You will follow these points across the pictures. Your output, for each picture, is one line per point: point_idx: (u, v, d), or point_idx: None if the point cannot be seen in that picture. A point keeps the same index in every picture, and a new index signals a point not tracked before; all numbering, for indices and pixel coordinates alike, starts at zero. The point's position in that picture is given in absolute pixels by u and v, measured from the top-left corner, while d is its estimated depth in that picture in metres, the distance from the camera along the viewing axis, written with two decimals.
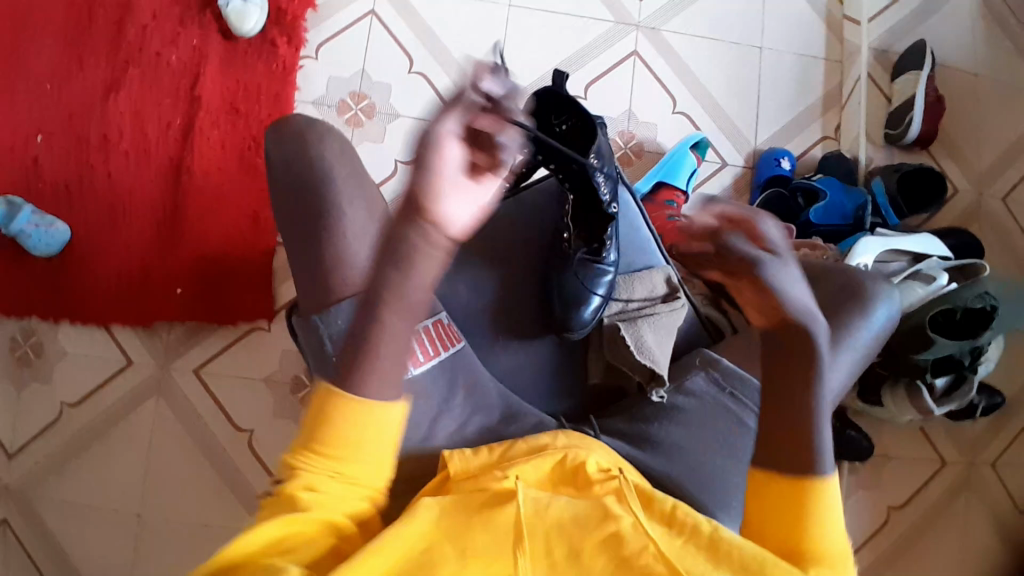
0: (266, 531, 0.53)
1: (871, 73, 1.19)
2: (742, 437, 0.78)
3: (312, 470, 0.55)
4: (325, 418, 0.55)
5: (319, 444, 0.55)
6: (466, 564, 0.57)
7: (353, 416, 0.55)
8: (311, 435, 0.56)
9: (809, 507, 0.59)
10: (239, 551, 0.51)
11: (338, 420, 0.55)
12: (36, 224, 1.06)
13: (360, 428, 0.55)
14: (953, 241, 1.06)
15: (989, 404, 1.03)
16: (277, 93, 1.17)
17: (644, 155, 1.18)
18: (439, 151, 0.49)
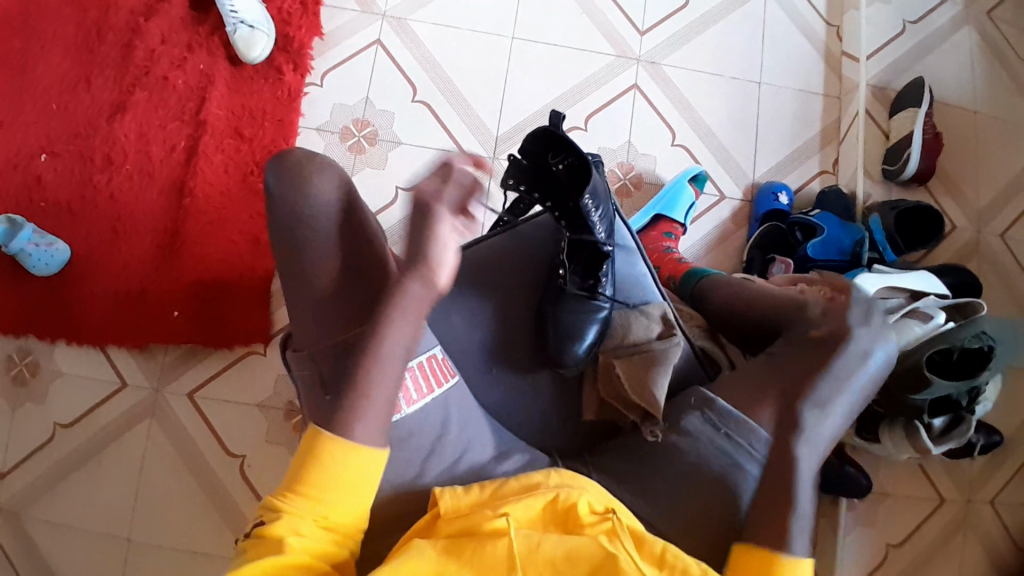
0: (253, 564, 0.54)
1: (869, 109, 1.20)
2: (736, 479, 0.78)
3: (293, 508, 0.59)
4: (309, 457, 0.61)
5: (303, 483, 0.60)
6: None
7: (333, 456, 0.60)
8: (294, 476, 0.61)
9: None
10: None
11: (322, 460, 0.60)
12: (36, 244, 1.07)
13: (341, 468, 0.60)
14: (951, 278, 1.06)
15: (988, 442, 1.02)
16: (281, 118, 1.18)
17: (643, 187, 1.19)
18: (437, 232, 0.59)
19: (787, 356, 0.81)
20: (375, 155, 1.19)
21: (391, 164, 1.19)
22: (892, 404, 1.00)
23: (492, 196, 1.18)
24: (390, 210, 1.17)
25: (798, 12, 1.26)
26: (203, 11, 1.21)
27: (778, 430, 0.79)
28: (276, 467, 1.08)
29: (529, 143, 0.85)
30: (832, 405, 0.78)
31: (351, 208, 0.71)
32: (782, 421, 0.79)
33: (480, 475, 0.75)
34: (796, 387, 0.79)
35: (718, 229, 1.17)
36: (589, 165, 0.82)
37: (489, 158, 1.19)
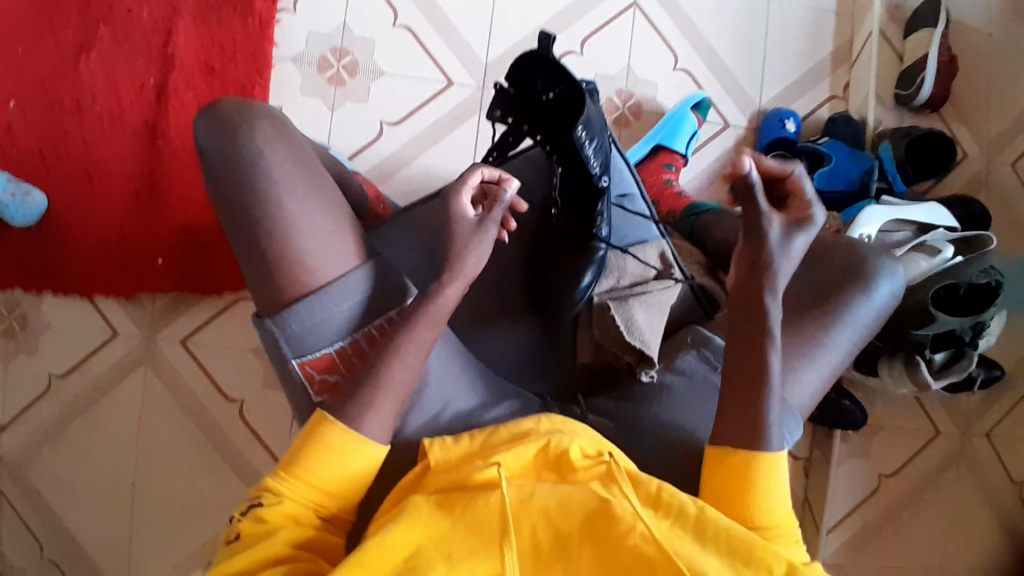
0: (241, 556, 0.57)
1: (885, 30, 1.11)
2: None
3: (293, 494, 0.61)
4: (312, 446, 0.62)
5: (303, 471, 0.61)
6: (454, 567, 0.55)
7: (338, 448, 0.62)
8: (294, 462, 0.62)
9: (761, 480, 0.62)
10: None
11: (323, 451, 0.62)
12: (12, 194, 1.03)
13: (345, 462, 0.62)
14: (960, 211, 1.02)
15: (988, 377, 1.02)
16: (253, 50, 1.10)
17: (643, 116, 1.12)
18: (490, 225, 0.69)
19: (792, 296, 0.80)
20: (357, 87, 1.12)
21: (374, 97, 1.12)
22: (895, 338, 0.98)
23: (482, 130, 1.12)
24: (375, 147, 1.11)
25: None
26: None
27: (775, 368, 0.75)
28: (275, 414, 1.09)
29: (514, 71, 0.78)
30: (833, 340, 0.77)
31: (309, 178, 0.67)
32: (779, 357, 0.75)
33: (468, 424, 0.73)
34: (797, 326, 0.77)
35: (722, 159, 1.12)
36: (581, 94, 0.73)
37: (478, 88, 1.13)
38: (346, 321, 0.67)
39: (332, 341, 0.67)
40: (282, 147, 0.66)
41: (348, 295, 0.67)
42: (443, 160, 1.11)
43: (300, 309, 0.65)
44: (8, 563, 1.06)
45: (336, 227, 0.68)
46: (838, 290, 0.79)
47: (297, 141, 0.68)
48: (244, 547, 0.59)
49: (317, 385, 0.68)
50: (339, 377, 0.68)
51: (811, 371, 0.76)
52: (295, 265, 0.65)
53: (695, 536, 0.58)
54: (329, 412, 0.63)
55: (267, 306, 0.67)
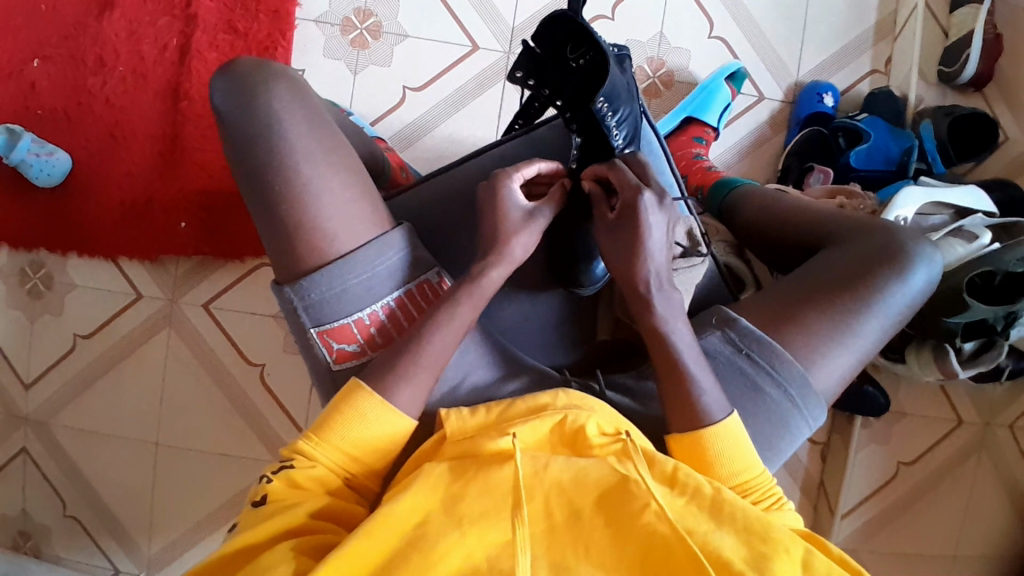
0: (278, 521, 0.57)
1: (928, 3, 1.05)
2: (755, 401, 0.74)
3: (324, 458, 0.62)
4: (346, 412, 0.62)
5: (336, 436, 0.62)
6: (465, 532, 0.55)
7: (374, 418, 0.62)
8: (327, 426, 0.62)
9: (711, 450, 0.64)
10: (257, 537, 0.56)
11: (356, 418, 0.62)
12: (36, 154, 1.02)
13: (379, 430, 0.63)
14: (1000, 195, 0.98)
15: (1016, 368, 0.98)
16: (276, 10, 1.08)
17: (674, 86, 1.08)
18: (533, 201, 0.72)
19: (823, 275, 0.78)
20: (380, 50, 1.09)
21: (397, 61, 1.09)
22: (925, 324, 0.96)
23: (506, 97, 1.09)
24: (396, 114, 1.09)
25: None
26: None
27: (803, 351, 0.74)
28: (294, 380, 1.10)
29: (542, 30, 0.71)
30: (863, 325, 0.75)
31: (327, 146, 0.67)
32: (807, 340, 0.74)
33: (485, 397, 0.73)
34: (827, 308, 0.75)
35: (754, 133, 1.08)
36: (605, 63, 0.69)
37: (504, 54, 1.09)
38: (365, 291, 0.66)
39: (354, 311, 0.66)
40: (302, 124, 0.65)
41: (368, 265, 0.66)
42: (467, 128, 1.09)
43: (319, 277, 0.64)
44: (38, 515, 1.10)
45: (354, 198, 0.67)
46: (873, 273, 0.76)
47: (310, 103, 0.67)
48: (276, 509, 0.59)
49: (336, 354, 0.67)
50: (359, 347, 0.67)
51: (837, 356, 0.74)
52: (315, 243, 0.65)
53: (711, 515, 0.58)
54: (364, 381, 0.63)
55: (285, 284, 0.66)
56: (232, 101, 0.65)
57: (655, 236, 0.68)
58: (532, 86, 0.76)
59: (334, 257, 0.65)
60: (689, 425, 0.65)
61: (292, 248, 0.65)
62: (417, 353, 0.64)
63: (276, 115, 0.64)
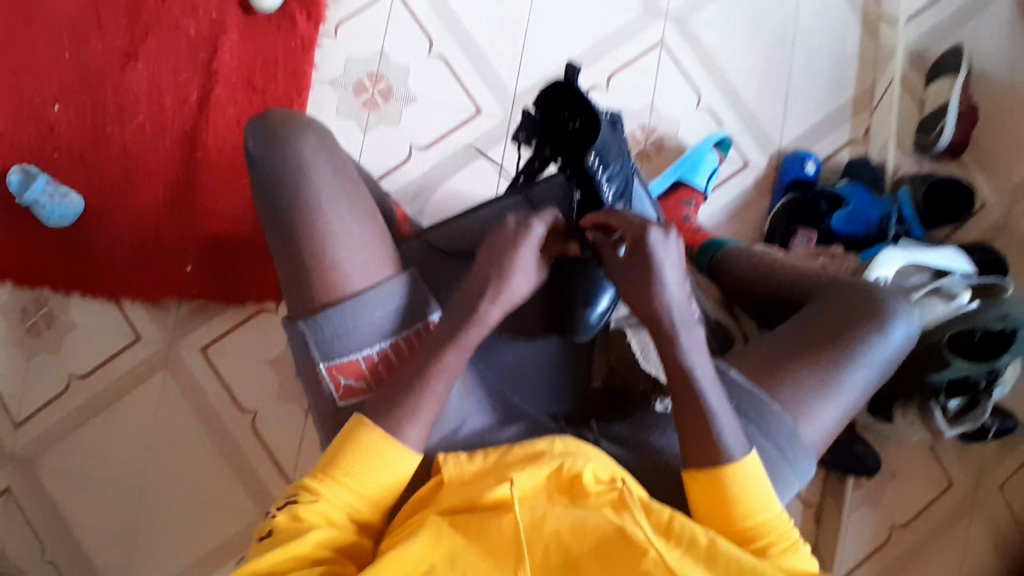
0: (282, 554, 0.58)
1: (905, 77, 1.15)
2: None
3: (331, 495, 0.63)
4: (352, 449, 0.64)
5: (341, 472, 0.64)
6: None
7: (382, 455, 0.64)
8: (333, 462, 0.64)
9: (727, 489, 0.64)
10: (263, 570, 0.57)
11: (362, 458, 0.64)
12: (50, 196, 1.06)
13: (382, 466, 0.64)
14: (978, 258, 1.03)
15: (1001, 428, 1.00)
16: (294, 70, 1.15)
17: (665, 152, 1.15)
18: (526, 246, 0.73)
19: (807, 330, 0.80)
20: (389, 111, 1.16)
21: (405, 121, 1.16)
22: (908, 381, 0.97)
23: (507, 159, 1.15)
24: (403, 169, 1.14)
25: None
26: None
27: (791, 402, 0.76)
28: (286, 426, 1.09)
29: (545, 98, 0.79)
30: (848, 379, 0.77)
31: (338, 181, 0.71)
32: (795, 392, 0.76)
33: (482, 442, 0.74)
34: (813, 363, 0.77)
35: (741, 197, 1.14)
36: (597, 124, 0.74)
37: (505, 117, 1.16)
38: (376, 329, 0.69)
39: (362, 349, 0.69)
40: (306, 161, 0.69)
41: (379, 304, 0.68)
42: (469, 185, 1.14)
43: (334, 316, 0.67)
44: (12, 560, 1.06)
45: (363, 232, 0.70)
46: (851, 327, 0.79)
47: (327, 147, 0.72)
48: (274, 542, 0.60)
49: (342, 390, 0.70)
50: (366, 383, 0.70)
51: (823, 408, 0.76)
52: (322, 273, 0.68)
53: (707, 566, 0.59)
54: (368, 420, 0.65)
55: (298, 317, 0.69)
56: (260, 140, 0.71)
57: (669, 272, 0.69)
58: (534, 145, 0.84)
59: (346, 296, 0.68)
60: (712, 463, 0.65)
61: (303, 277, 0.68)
62: (429, 376, 0.67)
63: (297, 153, 0.69)
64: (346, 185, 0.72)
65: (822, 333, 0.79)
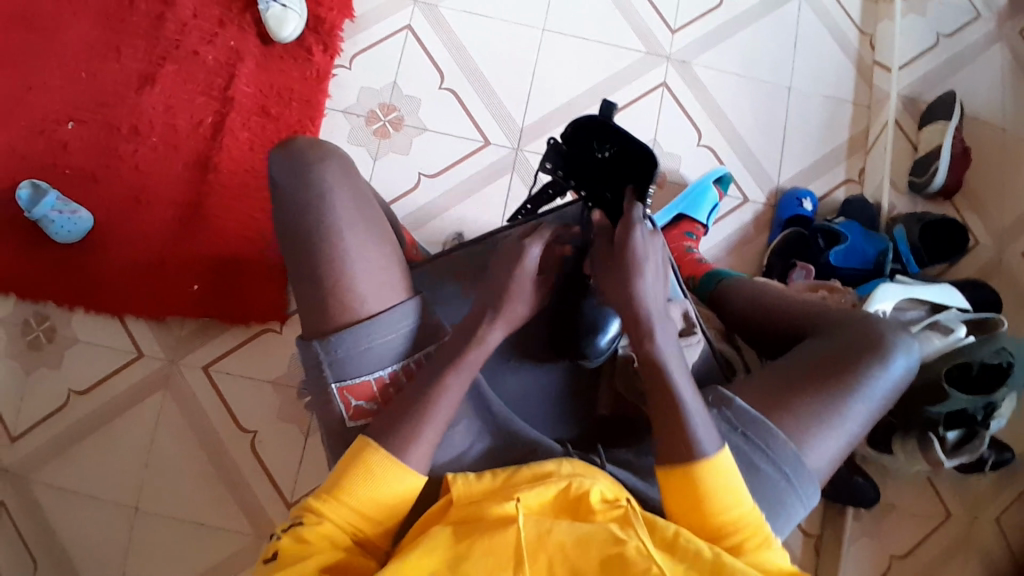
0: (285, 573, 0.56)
1: (899, 121, 1.20)
2: (750, 479, 0.74)
3: (334, 516, 0.61)
4: (357, 469, 0.63)
5: (346, 492, 0.62)
6: None
7: (386, 473, 0.63)
8: (337, 484, 0.63)
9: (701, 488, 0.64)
10: None
11: (369, 475, 0.63)
12: (60, 211, 1.07)
13: (388, 482, 0.63)
14: (972, 294, 1.05)
15: (998, 459, 1.01)
16: (308, 98, 1.18)
17: (666, 186, 1.18)
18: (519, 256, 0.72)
19: (809, 362, 0.80)
20: (400, 140, 1.19)
21: (415, 150, 1.19)
22: (909, 415, 0.98)
23: (514, 189, 1.18)
24: (412, 195, 1.17)
25: (831, 18, 1.26)
26: None
27: (796, 431, 0.75)
28: (285, 448, 1.09)
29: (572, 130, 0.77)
30: (850, 411, 0.77)
31: (358, 195, 0.72)
32: (799, 421, 0.76)
33: (491, 459, 0.74)
34: (817, 392, 0.77)
35: (739, 232, 1.17)
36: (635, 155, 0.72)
37: (513, 149, 1.20)
38: (388, 351, 0.70)
39: (375, 370, 0.70)
40: (327, 174, 0.71)
41: (391, 326, 0.70)
42: (476, 213, 1.17)
43: (349, 338, 0.68)
44: None
45: (380, 244, 0.72)
46: (850, 361, 0.79)
47: (348, 162, 0.74)
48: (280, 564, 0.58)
49: (353, 410, 0.71)
50: (375, 404, 0.71)
51: (827, 438, 0.76)
52: (341, 283, 0.69)
53: None
54: (375, 439, 0.64)
55: (316, 327, 0.70)
56: (288, 158, 0.73)
57: (648, 273, 0.68)
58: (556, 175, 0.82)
59: (361, 318, 0.69)
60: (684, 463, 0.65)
61: (320, 285, 0.69)
62: (444, 391, 0.67)
63: (320, 168, 0.71)
64: (364, 199, 0.73)
65: (826, 364, 0.79)
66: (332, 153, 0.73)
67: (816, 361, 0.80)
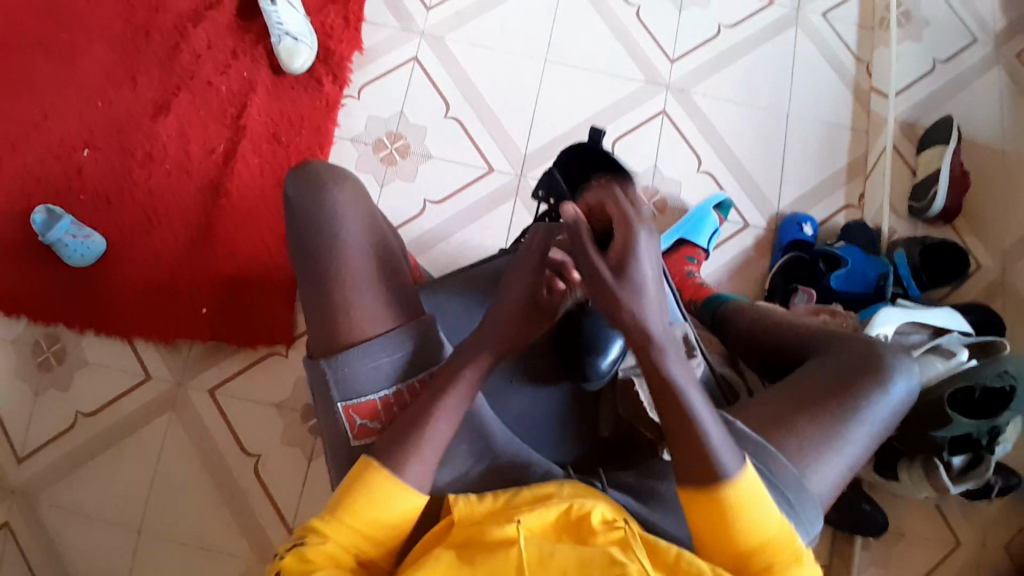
0: None
1: (897, 147, 1.22)
2: None
3: (337, 536, 0.61)
4: (361, 491, 0.63)
5: (350, 514, 0.62)
6: None
7: (391, 495, 0.63)
8: (342, 506, 0.63)
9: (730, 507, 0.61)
10: None
11: (374, 495, 0.63)
12: (74, 235, 1.10)
13: (391, 502, 0.63)
14: (975, 318, 1.05)
15: (1005, 486, 0.99)
16: (318, 127, 1.22)
17: (667, 211, 1.20)
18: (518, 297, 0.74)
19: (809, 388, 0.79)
20: (406, 166, 1.22)
21: (420, 176, 1.21)
22: (913, 441, 0.97)
23: (517, 214, 1.20)
24: (416, 221, 1.19)
25: (827, 46, 1.28)
26: (249, 21, 1.25)
27: (796, 455, 0.74)
28: (289, 471, 1.09)
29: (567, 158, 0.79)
30: (850, 435, 0.76)
31: (366, 216, 0.74)
32: (799, 445, 0.75)
33: (492, 481, 0.74)
34: (816, 417, 0.76)
35: (741, 256, 1.18)
36: None
37: (516, 175, 1.22)
38: (393, 370, 0.70)
39: (379, 389, 0.70)
40: (339, 197, 0.74)
41: (397, 347, 0.70)
42: (478, 238, 1.19)
43: (358, 354, 0.69)
44: None
45: (386, 263, 0.74)
46: (850, 385, 0.78)
47: (353, 184, 0.76)
48: None
49: (357, 429, 0.70)
50: (379, 423, 0.70)
51: (829, 462, 0.75)
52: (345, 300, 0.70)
53: None
54: (377, 457, 0.65)
55: (320, 346, 0.71)
56: (296, 183, 0.75)
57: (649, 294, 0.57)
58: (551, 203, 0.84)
59: (368, 338, 0.70)
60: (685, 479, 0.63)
61: (325, 305, 0.72)
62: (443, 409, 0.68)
63: (326, 192, 0.74)
64: (372, 221, 0.75)
65: (826, 391, 0.78)
66: (339, 178, 0.75)
67: (814, 390, 0.79)
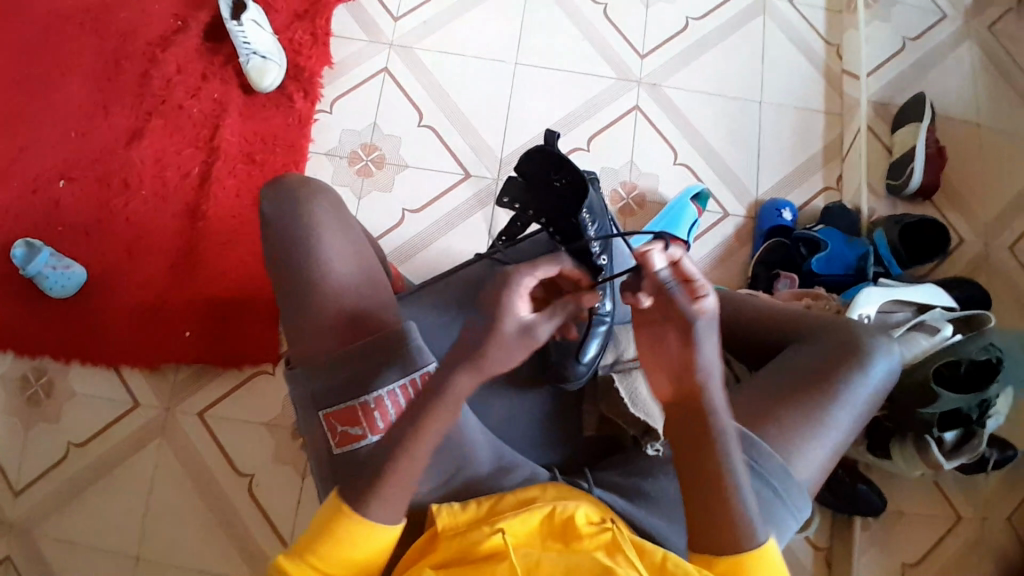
0: None
1: (870, 125, 1.21)
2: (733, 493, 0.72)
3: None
4: (329, 532, 0.61)
5: (314, 555, 0.61)
6: None
7: (359, 537, 0.60)
8: (309, 545, 0.61)
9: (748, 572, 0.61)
10: None
11: (338, 537, 0.61)
12: (53, 267, 1.10)
13: (357, 545, 0.61)
14: (960, 292, 1.05)
15: (1000, 458, 0.99)
16: (292, 144, 1.22)
17: (646, 206, 1.20)
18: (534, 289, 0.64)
19: (791, 373, 0.79)
20: (383, 177, 1.22)
21: (397, 187, 1.21)
22: (901, 418, 0.96)
23: (497, 217, 1.20)
24: (395, 231, 1.19)
25: (796, 31, 1.28)
26: (218, 43, 1.26)
27: (779, 442, 0.73)
28: (283, 488, 1.09)
29: (527, 162, 0.80)
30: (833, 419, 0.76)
31: (336, 227, 0.74)
32: (782, 431, 0.74)
33: (477, 489, 0.73)
34: (798, 404, 0.76)
35: (723, 246, 1.17)
36: (586, 186, 0.78)
37: (493, 178, 1.22)
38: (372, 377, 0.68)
39: (358, 395, 0.68)
40: (306, 211, 0.74)
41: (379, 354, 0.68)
42: (458, 244, 1.19)
43: (333, 365, 0.69)
44: None
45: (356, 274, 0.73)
46: (835, 368, 0.78)
47: (318, 197, 0.76)
48: None
49: (339, 437, 0.68)
50: (360, 429, 0.68)
51: (812, 448, 0.74)
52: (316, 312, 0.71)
53: None
54: (344, 496, 0.62)
55: (296, 360, 0.72)
56: (264, 199, 0.76)
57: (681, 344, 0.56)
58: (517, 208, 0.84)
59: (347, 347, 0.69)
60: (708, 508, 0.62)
61: (298, 319, 0.72)
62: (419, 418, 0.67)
63: (289, 208, 0.74)
64: (341, 230, 0.75)
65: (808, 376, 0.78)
66: (303, 193, 0.75)
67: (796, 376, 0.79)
